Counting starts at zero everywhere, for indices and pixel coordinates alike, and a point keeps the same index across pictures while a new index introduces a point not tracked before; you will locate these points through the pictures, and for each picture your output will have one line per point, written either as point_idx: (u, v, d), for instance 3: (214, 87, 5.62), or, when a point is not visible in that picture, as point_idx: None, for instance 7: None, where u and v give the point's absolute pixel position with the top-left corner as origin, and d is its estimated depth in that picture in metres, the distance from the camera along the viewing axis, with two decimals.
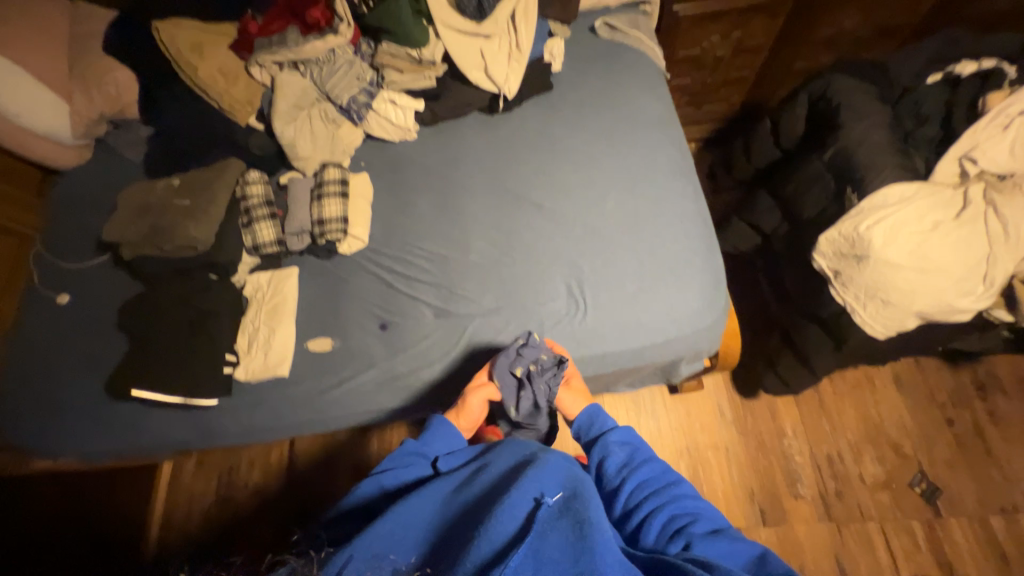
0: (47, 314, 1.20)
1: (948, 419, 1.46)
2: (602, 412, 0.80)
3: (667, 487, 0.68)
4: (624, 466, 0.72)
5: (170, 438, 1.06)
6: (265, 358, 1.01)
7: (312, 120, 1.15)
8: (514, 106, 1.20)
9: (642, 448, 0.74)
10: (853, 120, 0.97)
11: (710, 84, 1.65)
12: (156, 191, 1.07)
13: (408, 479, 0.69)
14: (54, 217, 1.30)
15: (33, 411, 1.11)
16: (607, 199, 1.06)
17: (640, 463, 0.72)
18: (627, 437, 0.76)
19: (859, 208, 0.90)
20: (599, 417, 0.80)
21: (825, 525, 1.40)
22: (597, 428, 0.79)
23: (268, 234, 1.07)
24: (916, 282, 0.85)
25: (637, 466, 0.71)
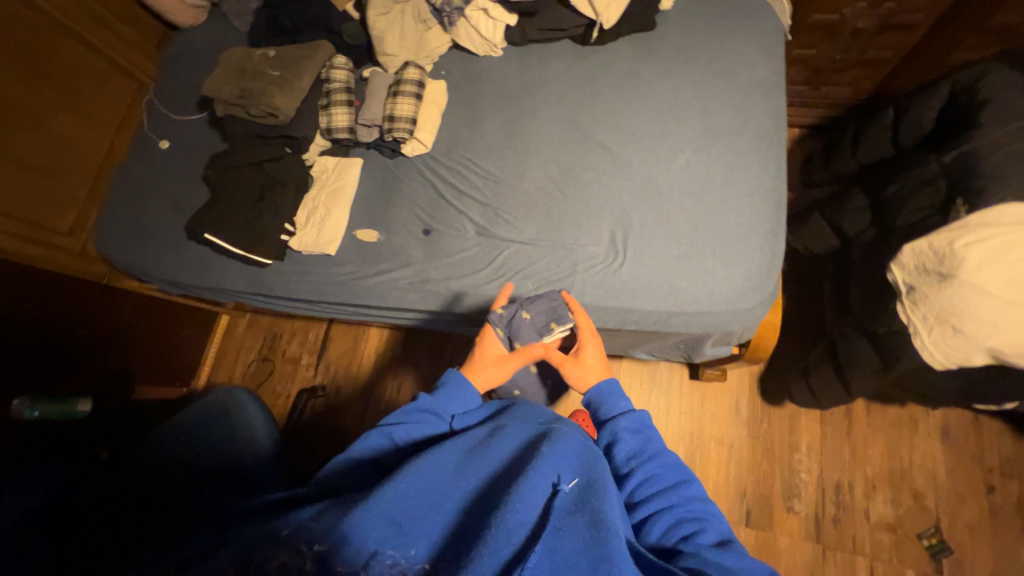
0: (149, 154, 1.35)
1: (989, 485, 1.33)
2: (617, 394, 0.77)
3: (677, 487, 0.67)
4: (634, 455, 0.70)
5: (227, 285, 1.20)
6: (317, 235, 1.10)
7: (405, 15, 1.14)
8: (609, 40, 1.13)
9: (653, 440, 0.72)
10: (995, 122, 0.83)
11: (838, 61, 1.45)
12: (253, 58, 1.12)
13: (420, 433, 0.69)
14: (166, 70, 1.43)
15: (126, 234, 1.28)
16: (680, 157, 1.00)
17: (652, 456, 0.70)
18: (640, 425, 0.74)
19: (962, 221, 0.79)
20: (611, 398, 0.78)
21: (810, 545, 1.36)
22: (608, 409, 0.77)
23: (342, 120, 1.12)
24: (1002, 315, 0.75)
25: (648, 458, 0.70)
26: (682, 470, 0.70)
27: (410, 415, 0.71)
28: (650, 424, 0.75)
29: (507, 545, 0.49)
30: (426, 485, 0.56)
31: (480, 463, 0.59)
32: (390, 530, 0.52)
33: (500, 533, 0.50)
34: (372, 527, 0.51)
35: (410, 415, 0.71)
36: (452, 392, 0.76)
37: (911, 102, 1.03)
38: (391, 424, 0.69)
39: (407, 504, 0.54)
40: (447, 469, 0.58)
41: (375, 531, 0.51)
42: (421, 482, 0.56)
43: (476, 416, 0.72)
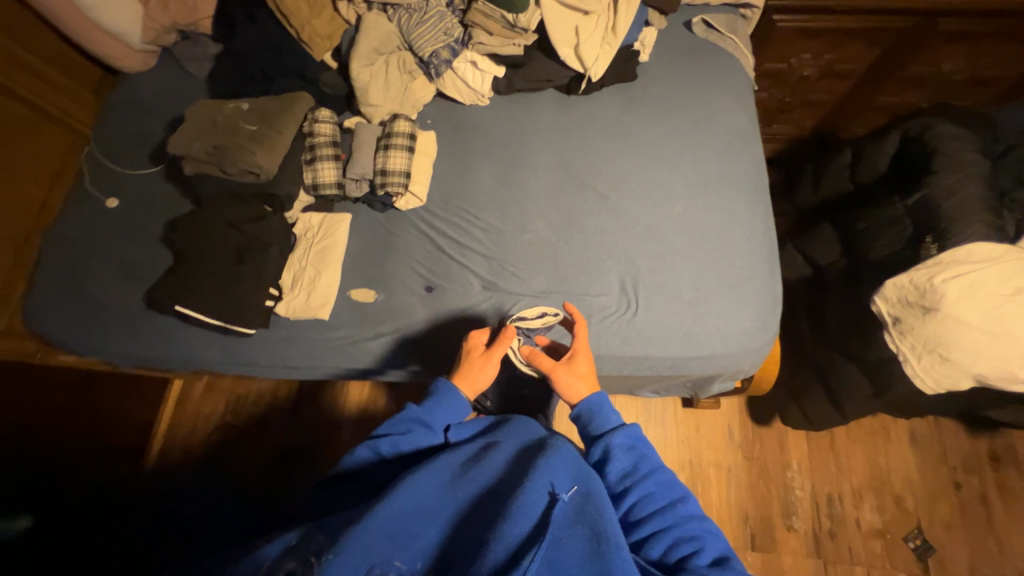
0: (92, 214, 1.19)
1: (955, 482, 1.46)
2: (606, 408, 0.75)
3: (671, 506, 0.67)
4: (627, 475, 0.70)
5: (198, 360, 1.06)
6: (308, 298, 1.01)
7: (389, 66, 1.11)
8: (595, 90, 1.16)
9: (647, 457, 0.71)
10: (949, 168, 0.94)
11: (787, 103, 1.59)
12: (223, 111, 1.04)
13: (410, 447, 0.71)
14: (110, 119, 1.28)
15: (67, 308, 1.11)
16: (675, 203, 1.04)
17: (645, 475, 0.69)
18: (632, 441, 0.72)
19: (938, 259, 0.88)
20: (601, 413, 0.75)
21: (812, 561, 1.41)
22: (598, 425, 0.74)
23: (329, 175, 1.06)
24: (982, 344, 0.83)
25: (641, 477, 0.69)
26: (676, 486, 0.70)
27: (398, 426, 0.74)
28: (643, 438, 0.73)
29: (509, 552, 0.52)
30: (423, 498, 0.58)
31: (475, 477, 0.62)
32: (385, 544, 0.52)
33: (501, 543, 0.53)
34: (369, 542, 0.51)
35: (398, 427, 0.73)
36: (445, 404, 0.77)
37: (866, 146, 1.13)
38: (381, 437, 0.71)
39: (404, 517, 0.55)
40: (443, 481, 0.61)
41: (371, 547, 0.51)
42: (417, 495, 0.57)
43: (469, 429, 0.76)
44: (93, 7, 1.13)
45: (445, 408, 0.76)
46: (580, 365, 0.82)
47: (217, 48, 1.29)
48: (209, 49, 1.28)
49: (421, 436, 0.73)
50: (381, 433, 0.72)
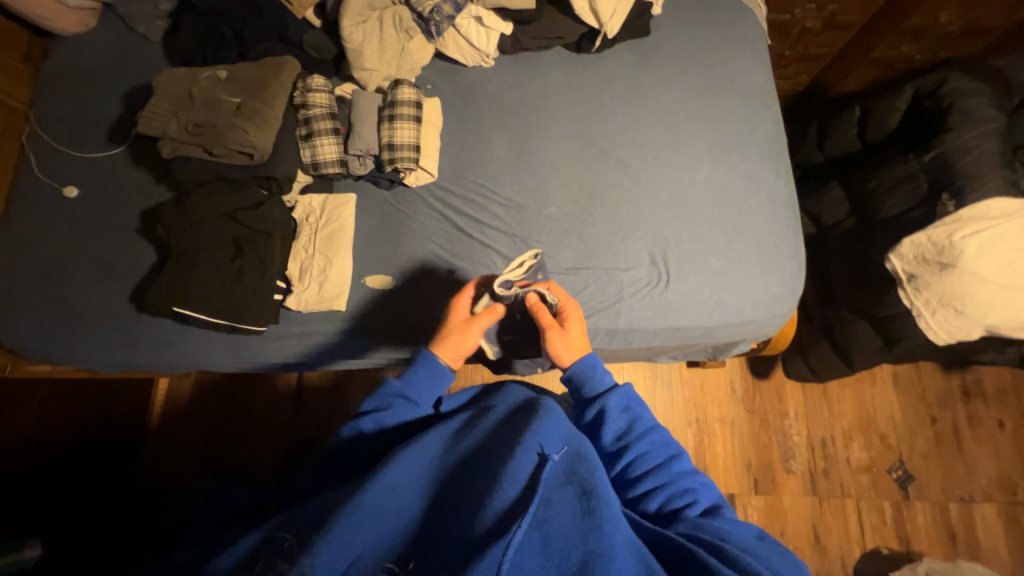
0: (50, 207, 1.04)
1: (932, 417, 1.59)
2: (598, 367, 0.71)
3: (667, 463, 0.65)
4: (623, 434, 0.67)
5: (203, 363, 0.99)
6: (320, 290, 0.94)
7: (383, 24, 0.99)
8: (607, 48, 1.09)
9: (642, 417, 0.68)
10: (964, 126, 0.95)
11: (785, 57, 1.56)
12: (200, 81, 0.91)
13: (395, 422, 0.69)
14: (52, 93, 1.10)
15: (37, 314, 0.99)
16: (698, 169, 1.01)
17: (641, 433, 0.66)
18: (626, 401, 0.69)
19: (956, 216, 0.90)
20: (595, 373, 0.71)
21: (809, 498, 1.53)
22: (592, 386, 0.70)
23: (330, 152, 0.96)
24: (996, 297, 0.87)
25: (637, 436, 0.66)
26: (672, 442, 0.67)
27: (380, 400, 0.70)
28: (638, 396, 0.70)
29: (496, 517, 0.52)
30: (413, 470, 0.59)
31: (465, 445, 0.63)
32: (376, 520, 0.54)
33: (488, 511, 0.53)
34: (360, 522, 0.52)
35: (379, 402, 0.70)
36: (426, 372, 0.74)
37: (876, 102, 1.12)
38: (365, 416, 0.69)
39: (394, 489, 0.57)
40: (434, 453, 0.62)
41: (362, 528, 0.52)
42: (404, 471, 0.59)
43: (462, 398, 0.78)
44: None
45: (426, 376, 0.73)
46: (574, 330, 0.75)
47: (173, 4, 1.11)
48: (162, 5, 1.10)
49: (404, 409, 0.71)
50: (365, 411, 0.69)
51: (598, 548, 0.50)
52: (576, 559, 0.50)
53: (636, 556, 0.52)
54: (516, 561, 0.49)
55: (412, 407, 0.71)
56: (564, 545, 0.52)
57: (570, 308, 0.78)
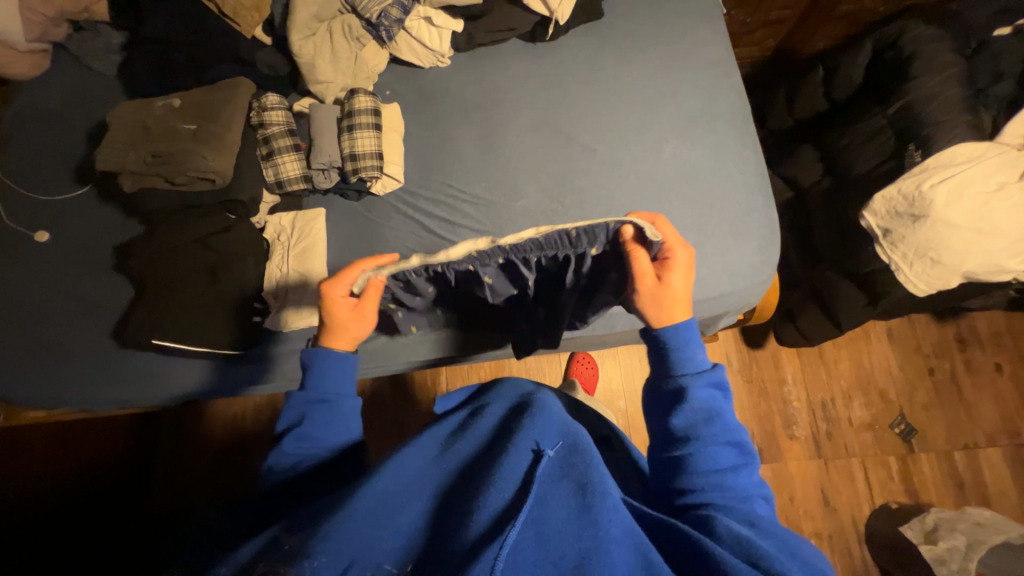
0: (23, 253, 1.03)
1: (930, 368, 1.59)
2: (693, 343, 0.64)
3: (732, 466, 0.58)
4: (698, 420, 0.59)
5: (191, 393, 0.98)
6: (298, 304, 0.94)
7: (333, 35, 0.98)
8: (561, 34, 1.08)
9: (724, 414, 0.60)
10: (925, 74, 0.94)
11: (749, 24, 1.51)
12: (154, 111, 0.91)
13: (312, 427, 0.64)
14: (14, 139, 1.10)
15: (20, 361, 0.98)
16: (664, 145, 1.01)
17: (717, 426, 0.59)
18: (714, 387, 0.61)
19: (923, 166, 0.90)
20: (688, 348, 0.63)
21: (814, 461, 1.54)
22: (679, 359, 0.63)
23: (292, 168, 0.97)
24: (971, 242, 0.86)
25: (713, 427, 0.59)
26: (744, 448, 0.60)
27: (293, 414, 0.66)
28: (726, 386, 0.62)
29: (490, 520, 0.50)
30: (403, 478, 0.58)
31: (459, 449, 0.64)
32: (370, 526, 0.51)
33: (481, 513, 0.51)
34: (351, 529, 0.49)
35: (297, 415, 0.66)
36: (332, 366, 0.69)
37: (838, 60, 1.11)
38: (285, 436, 0.64)
39: (382, 497, 0.55)
40: (427, 458, 0.63)
41: (349, 535, 0.49)
42: (397, 477, 0.58)
43: (456, 398, 0.82)
44: None
45: (333, 370, 0.69)
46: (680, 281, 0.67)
47: (124, 37, 1.11)
48: (113, 39, 1.10)
49: (322, 413, 0.66)
50: (285, 432, 0.65)
51: (595, 546, 0.49)
52: (572, 558, 0.48)
53: (634, 548, 0.51)
54: (510, 564, 0.46)
55: (331, 409, 0.66)
56: (560, 545, 0.49)
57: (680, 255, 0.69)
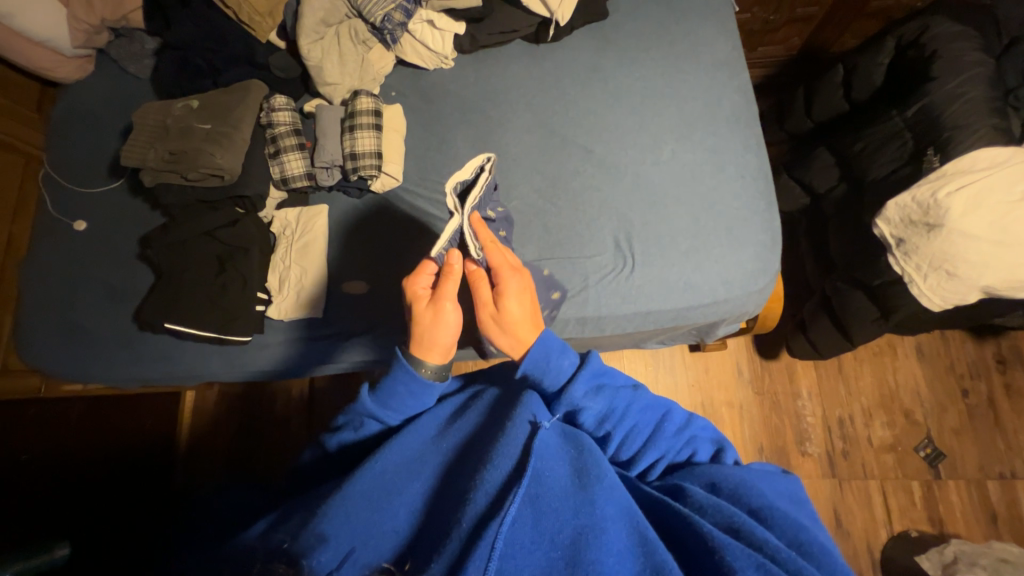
0: (62, 241, 1.13)
1: (963, 390, 1.46)
2: (553, 355, 0.61)
3: (658, 428, 0.61)
4: (604, 418, 0.61)
5: (198, 373, 1.05)
6: (296, 298, 0.99)
7: (340, 38, 1.03)
8: (565, 35, 1.08)
9: (617, 394, 0.61)
10: (948, 73, 0.88)
11: (771, 22, 1.40)
12: (174, 112, 0.99)
13: (373, 436, 0.66)
14: (58, 137, 1.20)
15: (57, 337, 1.08)
16: (663, 147, 0.99)
17: (621, 412, 0.60)
18: (597, 378, 0.62)
19: (941, 172, 0.84)
20: (550, 363, 0.61)
21: (828, 481, 1.43)
22: (552, 379, 0.61)
23: (297, 166, 1.02)
24: (990, 255, 0.80)
25: (619, 418, 0.60)
26: (658, 403, 0.62)
27: (353, 418, 0.65)
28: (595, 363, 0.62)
29: (489, 497, 0.52)
30: (406, 455, 0.60)
31: (459, 427, 0.64)
32: (367, 507, 0.55)
33: (481, 491, 0.53)
34: (350, 507, 0.55)
35: (355, 420, 0.65)
36: (398, 390, 0.62)
37: (858, 58, 1.05)
38: (337, 433, 0.66)
39: (387, 476, 0.58)
40: (427, 437, 0.63)
41: (355, 514, 0.55)
42: (398, 455, 0.60)
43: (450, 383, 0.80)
44: (13, 15, 1.03)
45: (403, 397, 0.62)
46: (513, 304, 0.63)
47: (157, 43, 1.19)
48: (147, 45, 1.18)
49: (377, 425, 0.65)
50: (337, 428, 0.66)
51: (592, 525, 0.48)
52: (568, 534, 0.49)
53: (630, 528, 0.50)
54: (507, 540, 0.48)
55: (386, 423, 0.65)
56: (555, 521, 0.50)
57: (511, 277, 0.64)
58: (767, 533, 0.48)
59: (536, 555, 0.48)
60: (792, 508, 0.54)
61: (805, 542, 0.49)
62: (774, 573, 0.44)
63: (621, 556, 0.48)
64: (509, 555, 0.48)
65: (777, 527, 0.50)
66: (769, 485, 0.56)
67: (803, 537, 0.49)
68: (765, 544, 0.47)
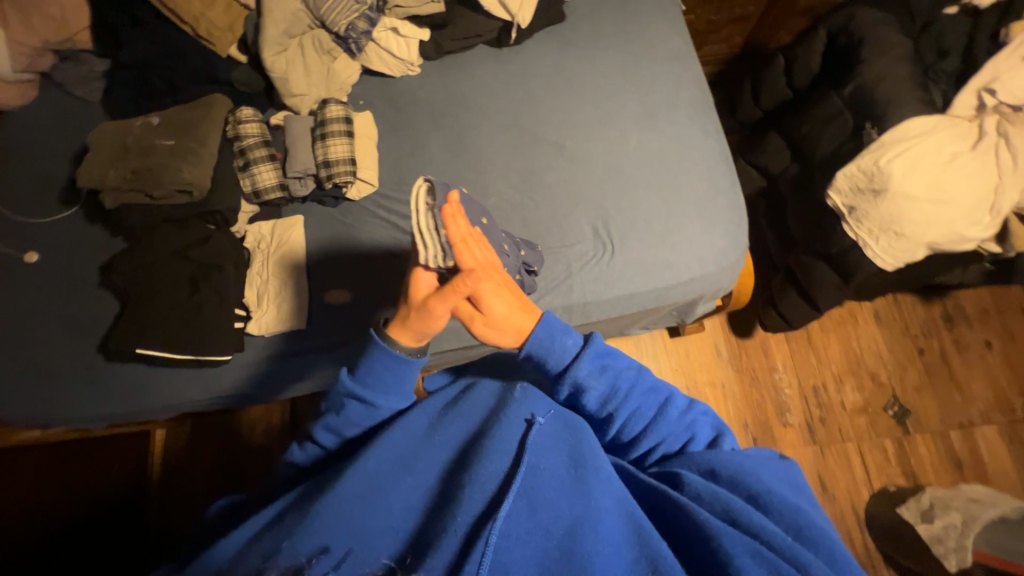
0: (12, 275, 1.06)
1: (919, 348, 1.58)
2: (558, 336, 0.59)
3: (660, 411, 0.61)
4: (607, 400, 0.61)
5: (172, 400, 0.99)
6: (276, 311, 0.97)
7: (304, 49, 1.03)
8: (526, 38, 1.12)
9: (622, 373, 0.61)
10: (875, 55, 0.97)
11: (714, 22, 1.49)
12: (134, 130, 0.96)
13: (348, 421, 0.62)
14: (0, 168, 1.13)
15: (11, 378, 1.00)
16: (629, 138, 1.04)
17: (625, 392, 0.61)
18: (602, 358, 0.61)
19: (880, 142, 0.92)
20: (555, 343, 0.59)
21: (810, 448, 1.49)
22: (556, 359, 0.60)
23: (268, 178, 1.00)
24: (929, 214, 0.88)
25: (622, 399, 0.61)
26: (659, 387, 0.63)
27: (333, 402, 0.62)
28: (608, 351, 0.62)
29: (488, 495, 0.52)
30: (400, 452, 0.60)
31: (453, 422, 0.63)
32: (364, 507, 0.54)
33: (477, 488, 0.52)
34: (346, 507, 0.53)
35: (334, 403, 0.62)
36: (374, 366, 0.59)
37: (795, 49, 1.15)
38: (321, 420, 0.64)
39: (380, 472, 0.57)
40: (420, 434, 0.62)
41: (347, 518, 0.52)
42: (391, 454, 0.59)
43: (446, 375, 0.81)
44: None
45: (382, 375, 0.60)
46: (498, 303, 0.58)
47: (107, 64, 1.16)
48: (96, 66, 1.14)
49: (357, 409, 0.62)
50: (322, 414, 0.64)
51: (587, 516, 0.50)
52: (564, 524, 0.50)
53: (625, 517, 0.51)
54: (503, 533, 0.48)
55: (364, 405, 0.61)
56: (551, 513, 0.50)
57: (484, 279, 0.58)
58: (765, 522, 0.49)
59: (534, 546, 0.48)
60: (790, 492, 0.54)
61: (804, 526, 0.50)
62: (769, 559, 0.46)
63: (617, 545, 0.49)
64: (505, 547, 0.47)
65: (775, 512, 0.51)
66: (769, 472, 0.56)
67: (803, 522, 0.50)
68: (761, 531, 0.48)
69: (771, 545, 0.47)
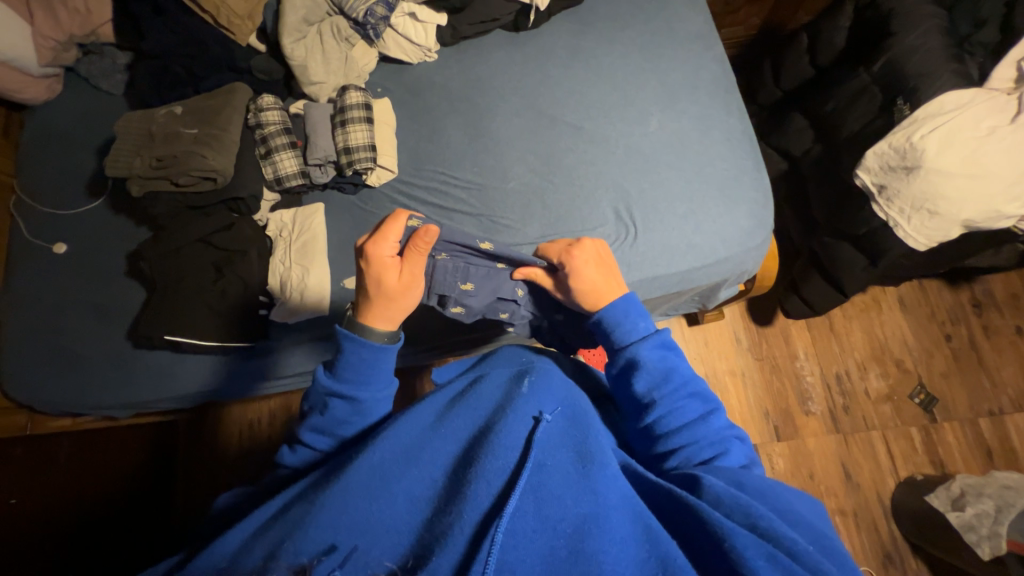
0: (42, 267, 1.08)
1: (946, 335, 1.54)
2: (633, 314, 0.66)
3: (701, 416, 0.60)
4: (656, 385, 0.61)
5: (198, 387, 1.01)
6: (299, 298, 0.96)
7: (322, 36, 1.03)
8: (543, 21, 1.11)
9: (679, 368, 0.63)
10: (907, 27, 0.94)
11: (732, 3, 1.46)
12: (158, 119, 0.97)
13: (331, 420, 0.61)
14: (29, 162, 1.15)
15: (43, 367, 1.02)
16: (650, 118, 1.02)
17: (675, 384, 0.61)
18: (664, 348, 0.64)
19: (914, 117, 0.90)
20: (627, 319, 0.66)
21: (833, 437, 1.47)
22: (623, 333, 0.65)
23: (290, 165, 1.01)
24: (965, 189, 0.86)
25: (671, 389, 0.61)
26: (705, 395, 0.62)
27: (315, 401, 0.63)
28: (673, 346, 0.65)
29: (496, 491, 0.50)
30: (404, 442, 0.57)
31: (460, 414, 0.61)
32: (364, 496, 0.51)
33: (482, 483, 0.50)
34: (348, 498, 0.51)
35: (315, 401, 0.63)
36: (353, 362, 0.60)
37: (820, 26, 1.11)
38: (307, 420, 0.63)
39: (384, 463, 0.54)
40: (424, 425, 0.60)
41: (346, 507, 0.50)
42: (396, 444, 0.56)
43: (454, 369, 0.78)
44: None
45: (359, 365, 0.60)
46: (586, 272, 0.70)
47: (129, 57, 1.17)
48: (118, 59, 1.15)
49: (340, 405, 0.61)
50: (307, 414, 0.64)
51: (592, 513, 0.48)
52: (571, 522, 0.48)
53: (633, 518, 0.50)
54: (509, 530, 0.46)
55: (348, 400, 0.60)
56: (557, 509, 0.49)
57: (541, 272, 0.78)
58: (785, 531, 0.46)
59: (538, 543, 0.47)
60: (816, 519, 0.52)
61: (830, 545, 0.48)
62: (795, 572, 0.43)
63: (624, 543, 0.47)
64: (511, 546, 0.45)
65: (802, 527, 0.49)
66: (804, 504, 0.54)
67: (828, 542, 0.49)
68: (782, 537, 0.45)
69: (797, 557, 0.44)
